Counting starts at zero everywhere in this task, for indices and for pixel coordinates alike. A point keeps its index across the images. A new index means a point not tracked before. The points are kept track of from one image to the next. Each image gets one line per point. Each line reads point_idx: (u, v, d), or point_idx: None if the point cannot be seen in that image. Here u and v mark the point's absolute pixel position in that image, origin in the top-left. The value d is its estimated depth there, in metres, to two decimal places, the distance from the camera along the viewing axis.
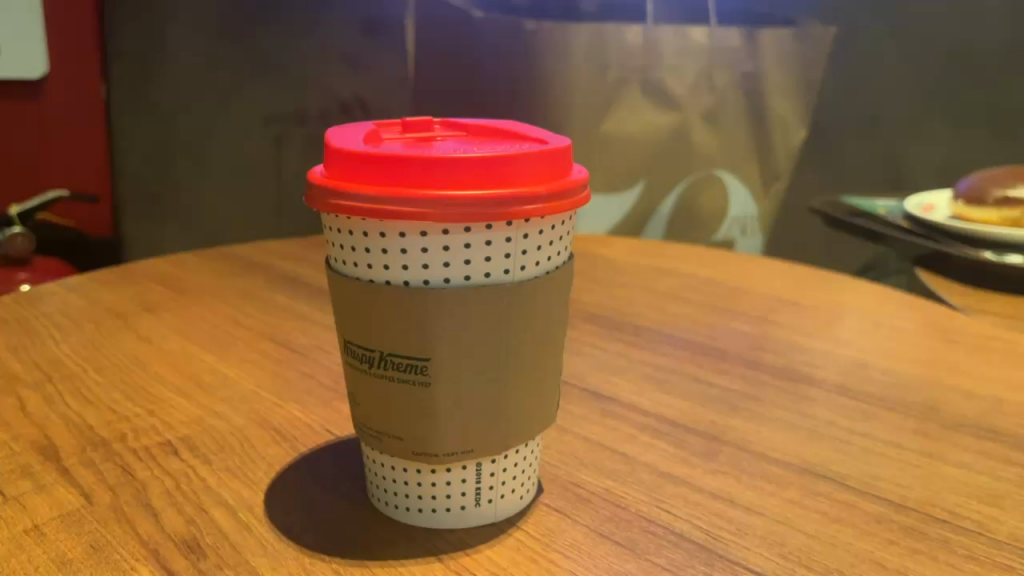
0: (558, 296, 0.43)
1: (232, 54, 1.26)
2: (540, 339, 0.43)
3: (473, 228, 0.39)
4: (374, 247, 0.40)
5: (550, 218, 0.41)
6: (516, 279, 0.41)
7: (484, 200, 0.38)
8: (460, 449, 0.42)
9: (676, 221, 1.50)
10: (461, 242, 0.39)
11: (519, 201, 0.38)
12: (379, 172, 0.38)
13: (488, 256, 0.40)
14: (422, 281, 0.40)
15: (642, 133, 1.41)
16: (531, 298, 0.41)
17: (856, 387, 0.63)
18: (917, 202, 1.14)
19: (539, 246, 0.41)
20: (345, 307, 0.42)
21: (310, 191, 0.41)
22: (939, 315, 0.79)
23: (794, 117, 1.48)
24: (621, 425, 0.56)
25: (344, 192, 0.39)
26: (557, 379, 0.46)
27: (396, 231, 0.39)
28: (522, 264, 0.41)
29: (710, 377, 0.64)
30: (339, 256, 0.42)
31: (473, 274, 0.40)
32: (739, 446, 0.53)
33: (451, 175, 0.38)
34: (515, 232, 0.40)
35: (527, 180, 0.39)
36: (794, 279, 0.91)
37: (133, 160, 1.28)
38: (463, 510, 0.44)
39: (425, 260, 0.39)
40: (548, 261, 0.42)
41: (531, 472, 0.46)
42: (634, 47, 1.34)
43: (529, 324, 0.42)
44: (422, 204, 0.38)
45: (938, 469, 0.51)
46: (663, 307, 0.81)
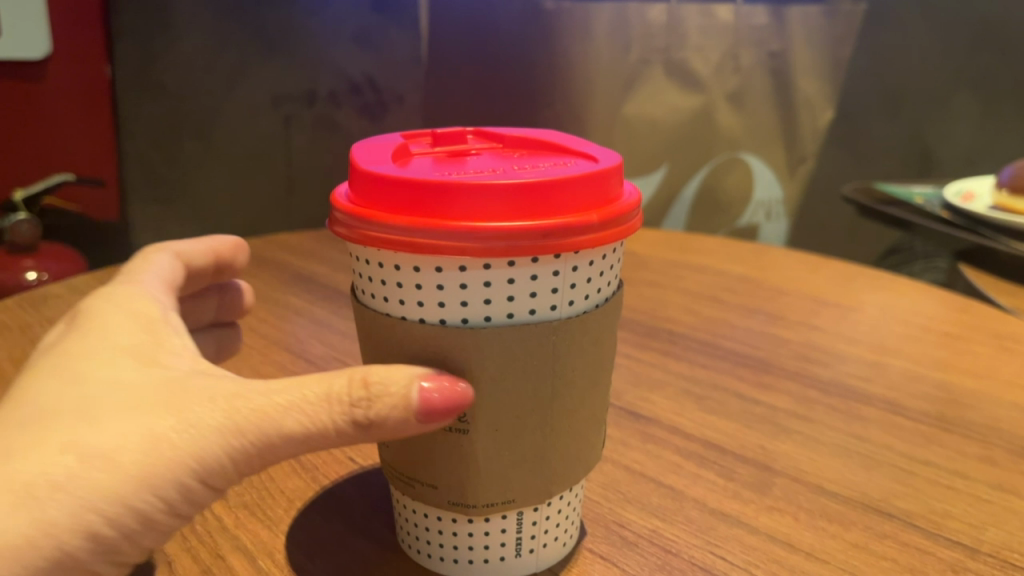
0: (608, 331, 0.39)
1: (241, 34, 1.20)
2: (590, 374, 0.39)
3: (517, 262, 0.35)
4: (407, 282, 0.36)
5: (599, 248, 0.37)
6: (564, 315, 0.37)
7: (532, 232, 0.34)
8: (501, 499, 0.39)
9: (699, 207, 1.44)
10: (504, 277, 0.35)
11: (568, 231, 0.34)
12: (412, 201, 0.34)
13: (534, 292, 0.36)
14: (460, 319, 0.36)
15: (665, 114, 1.34)
16: (580, 334, 0.37)
17: (912, 405, 0.59)
18: (956, 189, 1.10)
19: (587, 278, 0.37)
20: (375, 344, 0.38)
21: (336, 218, 0.37)
22: (990, 319, 0.74)
23: (820, 97, 1.44)
24: (664, 451, 0.52)
25: (373, 223, 0.35)
26: (603, 418, 0.42)
27: (432, 265, 0.35)
28: (571, 298, 0.37)
29: (754, 394, 0.60)
30: (366, 289, 0.38)
31: (517, 312, 0.36)
32: (793, 476, 0.50)
33: (494, 205, 0.34)
34: (562, 264, 0.36)
35: (575, 209, 0.35)
36: (833, 276, 0.86)
37: (140, 144, 1.18)
38: (503, 561, 0.41)
39: (464, 297, 0.35)
40: (597, 292, 0.38)
41: (574, 515, 0.43)
42: (656, 25, 1.27)
43: (578, 360, 0.38)
44: (462, 237, 0.33)
45: (1011, 506, 0.47)
46: (696, 310, 0.77)
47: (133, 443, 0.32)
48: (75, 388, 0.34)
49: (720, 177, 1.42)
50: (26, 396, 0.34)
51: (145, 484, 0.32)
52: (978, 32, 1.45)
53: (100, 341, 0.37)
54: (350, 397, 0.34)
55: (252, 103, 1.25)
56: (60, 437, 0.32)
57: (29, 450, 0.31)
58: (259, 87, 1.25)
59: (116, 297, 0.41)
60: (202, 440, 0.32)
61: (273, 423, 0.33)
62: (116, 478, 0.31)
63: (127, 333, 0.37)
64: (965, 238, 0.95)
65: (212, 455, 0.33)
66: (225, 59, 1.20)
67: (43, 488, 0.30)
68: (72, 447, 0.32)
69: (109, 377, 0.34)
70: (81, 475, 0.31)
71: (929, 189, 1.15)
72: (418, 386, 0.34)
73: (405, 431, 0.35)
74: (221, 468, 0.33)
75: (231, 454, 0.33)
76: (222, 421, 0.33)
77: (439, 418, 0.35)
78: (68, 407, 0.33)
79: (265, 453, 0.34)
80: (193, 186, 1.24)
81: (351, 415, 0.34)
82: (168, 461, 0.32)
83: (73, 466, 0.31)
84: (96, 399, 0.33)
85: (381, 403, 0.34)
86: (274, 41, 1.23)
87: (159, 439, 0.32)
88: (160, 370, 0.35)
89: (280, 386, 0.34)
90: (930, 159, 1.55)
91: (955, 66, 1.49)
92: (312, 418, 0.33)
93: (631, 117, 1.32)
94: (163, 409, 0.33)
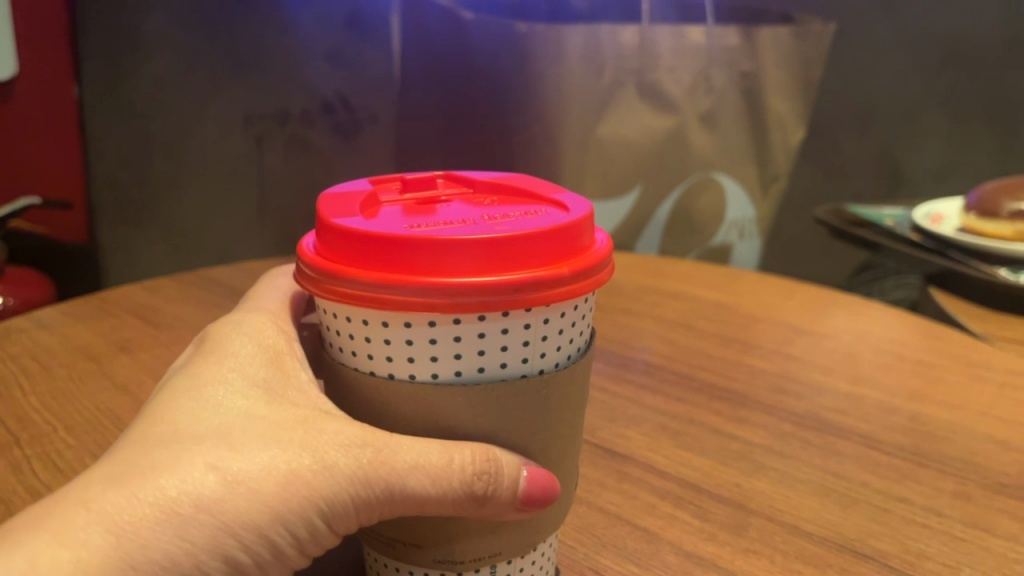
0: (579, 384, 0.38)
1: (213, 53, 1.19)
2: (564, 422, 0.38)
3: (488, 317, 0.34)
4: (375, 337, 0.35)
5: (571, 300, 0.36)
6: (535, 367, 0.36)
7: (501, 287, 0.33)
8: (488, 553, 0.38)
9: (672, 227, 1.40)
10: (473, 332, 0.34)
11: (539, 286, 0.33)
12: (378, 255, 0.34)
13: (504, 346, 0.35)
14: (430, 375, 0.35)
15: (639, 136, 1.28)
16: (555, 389, 0.37)
17: (885, 439, 0.59)
18: (925, 211, 1.11)
19: (560, 329, 0.36)
20: (348, 398, 0.37)
21: (304, 272, 0.36)
22: (959, 346, 0.75)
23: (793, 118, 1.41)
24: (641, 491, 0.52)
25: (340, 277, 0.34)
26: (581, 408, 0.40)
27: (400, 321, 0.34)
28: (542, 351, 0.36)
29: (730, 429, 0.60)
30: (335, 343, 0.38)
31: (487, 367, 0.35)
32: (769, 515, 0.50)
33: (461, 259, 0.33)
34: (534, 318, 0.35)
35: (546, 262, 0.34)
36: (805, 302, 0.87)
37: (109, 163, 1.18)
38: None
39: (433, 352, 0.34)
40: (570, 344, 0.37)
41: (549, 564, 0.42)
42: (629, 47, 1.21)
43: (554, 412, 0.37)
44: (430, 293, 0.32)
45: (985, 543, 0.47)
46: (671, 339, 0.77)
47: (267, 470, 0.33)
48: (214, 416, 0.35)
49: (693, 198, 1.38)
50: (167, 417, 0.35)
51: (276, 515, 0.32)
52: (945, 50, 1.47)
53: (238, 374, 0.38)
54: (480, 470, 0.34)
55: (220, 125, 1.24)
56: (200, 455, 0.33)
57: (168, 463, 0.32)
58: (230, 106, 1.23)
59: (250, 332, 0.42)
60: (334, 478, 0.33)
61: (401, 478, 0.34)
62: (250, 503, 0.32)
63: (260, 369, 0.39)
64: (935, 262, 0.95)
65: (341, 496, 0.33)
66: (194, 80, 1.19)
67: (180, 503, 0.31)
68: (211, 465, 0.32)
69: (246, 408, 0.36)
70: (219, 493, 0.32)
71: (901, 211, 1.17)
72: (522, 471, 0.36)
73: (503, 512, 0.36)
74: (348, 510, 0.34)
75: (359, 501, 0.34)
76: (354, 465, 0.33)
77: (534, 506, 0.36)
78: (205, 431, 0.34)
79: (387, 504, 0.34)
80: (160, 206, 1.24)
81: (472, 487, 0.34)
82: (300, 493, 0.33)
83: (211, 484, 0.32)
84: (230, 427, 0.34)
85: (497, 480, 0.35)
86: (245, 61, 1.21)
87: (293, 472, 0.33)
88: (293, 409, 0.36)
89: (420, 441, 0.35)
90: (899, 173, 1.55)
91: (924, 84, 1.49)
92: (436, 478, 0.34)
93: (604, 139, 1.25)
94: (296, 443, 0.34)
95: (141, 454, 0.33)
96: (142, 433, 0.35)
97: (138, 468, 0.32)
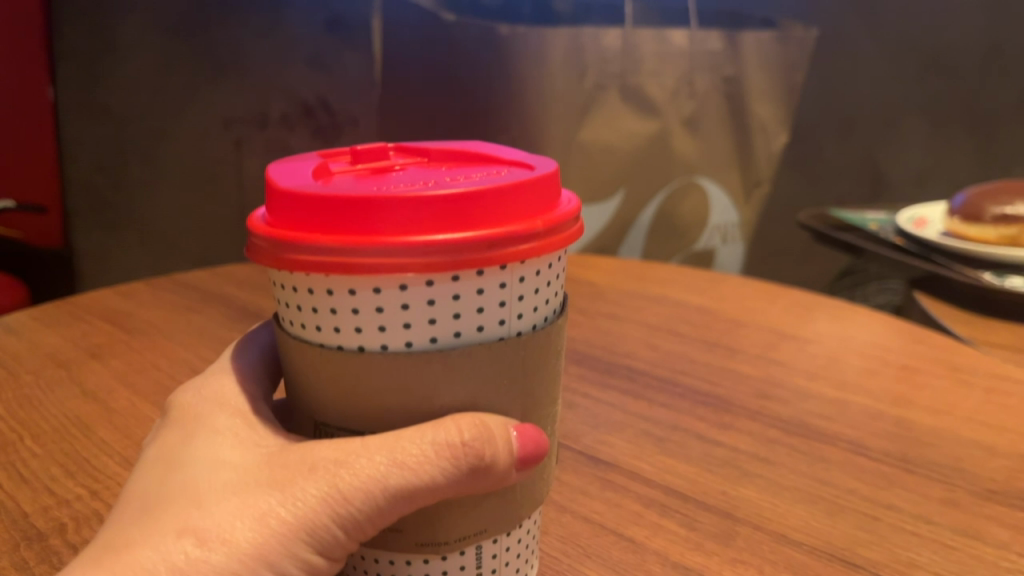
0: (555, 347, 0.37)
1: (189, 55, 1.19)
2: (544, 385, 0.37)
3: (462, 276, 0.32)
4: (340, 307, 0.33)
5: (545, 256, 0.35)
6: (512, 330, 0.34)
7: (475, 242, 0.31)
8: (473, 531, 0.36)
9: (653, 234, 1.39)
10: (449, 295, 0.32)
11: (514, 239, 0.32)
12: (337, 218, 0.31)
13: (481, 308, 0.33)
14: (404, 343, 0.33)
15: (622, 141, 1.27)
16: (535, 353, 0.35)
17: (872, 445, 0.59)
18: (909, 215, 1.11)
19: (535, 289, 0.35)
20: (309, 378, 0.35)
21: (254, 243, 0.34)
22: (944, 351, 0.75)
23: (776, 122, 1.41)
24: (625, 499, 0.51)
25: (298, 245, 0.31)
26: (555, 373, 0.39)
27: (368, 286, 0.32)
28: (518, 312, 0.34)
29: (715, 435, 0.59)
30: (294, 320, 0.35)
31: (463, 331, 0.33)
32: (756, 524, 0.48)
33: (428, 215, 0.31)
34: (509, 276, 0.33)
35: (518, 216, 0.33)
36: (788, 307, 0.86)
37: (89, 168, 1.22)
38: None
39: (405, 319, 0.32)
40: (545, 305, 0.36)
41: (534, 543, 0.41)
42: (611, 50, 1.19)
43: (534, 375, 0.36)
44: (400, 253, 0.30)
45: (976, 551, 0.46)
46: (655, 343, 0.76)
47: (239, 519, 0.32)
48: (183, 473, 0.35)
49: (676, 203, 1.38)
50: (141, 489, 0.35)
51: (261, 561, 0.32)
52: (927, 56, 1.44)
53: (203, 424, 0.38)
54: (469, 441, 0.33)
55: (196, 127, 1.22)
56: (172, 524, 0.33)
57: (141, 538, 0.32)
58: (212, 109, 1.22)
59: (210, 380, 0.41)
60: (310, 508, 0.32)
61: (383, 475, 0.32)
62: (229, 556, 0.32)
63: (227, 411, 0.38)
64: (920, 267, 0.95)
65: (323, 523, 0.32)
66: (173, 82, 1.20)
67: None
68: (184, 531, 0.32)
69: (213, 458, 0.35)
70: (194, 556, 0.31)
71: (884, 215, 1.17)
72: (510, 431, 0.34)
73: (501, 480, 0.34)
74: (333, 532, 0.33)
75: (343, 519, 0.32)
76: (327, 488, 0.32)
77: (527, 465, 0.35)
78: (175, 493, 0.34)
79: (376, 510, 0.33)
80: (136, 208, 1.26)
81: (463, 461, 0.33)
82: (280, 534, 0.32)
83: (187, 549, 0.32)
84: (197, 483, 0.34)
85: (489, 445, 0.33)
86: (223, 64, 1.19)
87: (267, 514, 0.32)
88: (260, 447, 0.36)
89: (393, 434, 0.33)
90: (881, 178, 1.53)
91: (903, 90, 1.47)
92: (418, 470, 0.32)
93: (586, 143, 1.24)
94: (265, 485, 0.33)
95: (117, 537, 0.33)
96: (118, 512, 0.35)
97: (112, 550, 0.32)
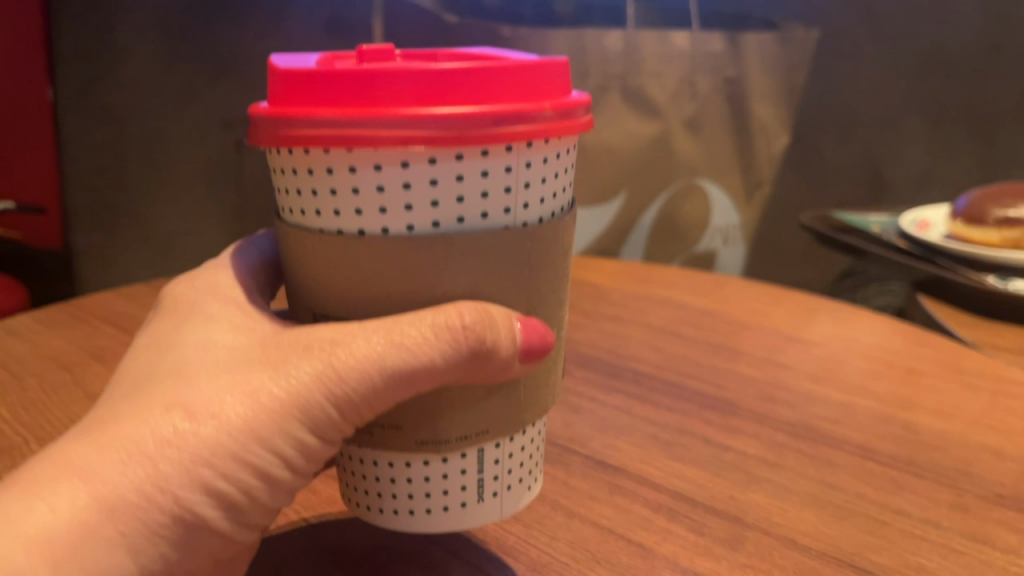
0: (563, 247, 0.39)
1: (189, 54, 1.16)
2: (551, 284, 0.38)
3: (466, 155, 0.33)
4: (341, 188, 0.34)
5: (554, 144, 0.36)
6: (520, 218, 0.36)
7: (480, 117, 0.32)
8: (474, 431, 0.38)
9: (655, 237, 1.40)
10: (451, 174, 0.34)
11: (520, 117, 0.33)
12: (341, 90, 0.32)
13: (485, 192, 0.35)
14: (405, 226, 0.34)
15: (623, 141, 1.30)
16: (542, 247, 0.37)
17: (880, 449, 0.58)
18: (912, 218, 1.11)
19: (543, 179, 0.36)
20: (311, 268, 0.37)
21: (256, 126, 0.35)
22: (949, 353, 0.75)
23: (777, 123, 1.42)
24: (633, 504, 0.51)
25: (302, 118, 0.33)
26: (564, 275, 0.40)
27: (369, 163, 0.33)
28: (525, 202, 0.36)
29: (722, 439, 0.59)
30: (295, 207, 0.37)
31: (467, 216, 0.35)
32: (765, 529, 0.48)
33: (430, 89, 0.32)
34: (515, 160, 0.35)
35: (526, 97, 0.34)
36: (793, 309, 0.86)
37: (87, 170, 1.18)
38: (465, 509, 0.40)
39: (407, 200, 0.34)
40: (553, 198, 0.37)
41: (534, 462, 0.43)
42: (613, 52, 1.22)
43: (539, 272, 0.37)
44: (405, 125, 0.32)
45: (985, 556, 0.46)
46: (661, 346, 0.76)
47: (229, 395, 0.33)
48: (175, 358, 0.36)
49: (678, 205, 1.39)
50: (134, 373, 0.37)
51: (250, 435, 0.33)
52: (926, 55, 1.41)
53: (196, 316, 0.39)
54: (470, 324, 0.34)
55: (196, 126, 1.21)
56: (161, 399, 0.34)
57: (130, 414, 0.34)
58: (211, 109, 1.20)
59: (204, 278, 0.42)
60: (303, 386, 0.33)
61: (379, 356, 0.33)
62: (218, 429, 0.33)
63: (220, 305, 0.40)
64: (923, 268, 0.95)
65: (316, 402, 0.34)
66: (171, 83, 1.17)
67: (147, 446, 0.32)
68: (172, 405, 0.33)
69: (204, 345, 0.37)
70: (182, 429, 0.33)
71: (886, 217, 1.17)
72: (516, 322, 0.36)
73: (504, 369, 0.36)
74: (325, 410, 0.34)
75: (337, 399, 0.34)
76: (322, 367, 0.33)
77: (532, 356, 0.37)
78: (166, 375, 0.35)
79: (372, 391, 0.34)
80: (136, 211, 1.23)
81: (466, 342, 0.34)
82: (270, 410, 0.33)
83: (175, 423, 0.33)
84: (189, 365, 0.35)
85: (492, 330, 0.34)
86: (224, 64, 1.17)
87: (256, 392, 0.33)
88: (251, 335, 0.37)
89: (393, 319, 0.34)
90: (881, 180, 1.49)
91: (904, 91, 1.44)
92: (418, 351, 0.33)
93: (587, 144, 1.28)
94: (254, 364, 0.34)
95: (107, 415, 0.34)
96: (109, 396, 0.36)
97: (103, 426, 0.33)
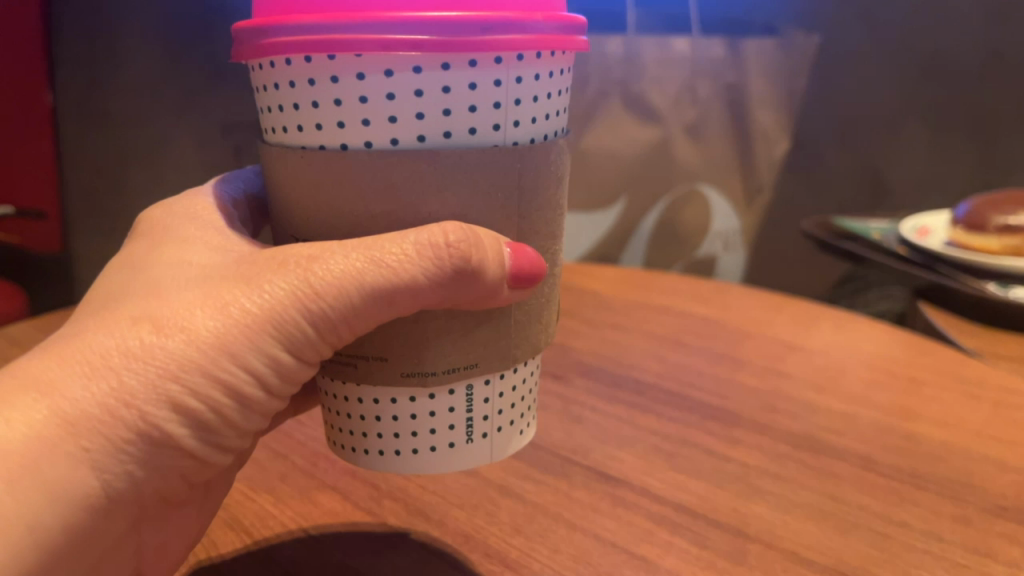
0: (557, 173, 0.40)
1: (190, 63, 1.16)
2: (541, 212, 0.40)
3: (452, 65, 0.35)
4: (324, 100, 0.36)
5: (543, 62, 0.37)
6: (509, 135, 0.37)
7: (467, 22, 0.33)
8: (461, 364, 0.40)
9: (654, 242, 1.41)
10: (438, 86, 0.35)
11: (507, 25, 0.34)
12: None
13: (473, 106, 0.36)
14: (389, 141, 0.36)
15: (625, 147, 1.30)
16: (533, 172, 0.38)
17: (882, 460, 0.58)
18: (913, 225, 1.11)
19: (533, 99, 0.38)
20: (295, 189, 0.38)
21: (246, 40, 0.37)
22: (951, 363, 0.74)
23: (777, 129, 1.42)
24: (635, 516, 0.51)
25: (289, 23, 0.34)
26: (558, 207, 0.42)
27: (353, 71, 0.35)
28: (514, 119, 0.37)
29: (725, 450, 0.59)
30: (281, 125, 0.38)
31: (454, 131, 0.36)
32: (768, 542, 0.48)
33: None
34: (505, 74, 0.36)
35: (517, 9, 0.35)
36: (794, 317, 0.86)
37: (86, 176, 1.18)
38: (453, 449, 0.43)
39: (392, 111, 0.35)
40: (542, 120, 0.39)
41: (525, 406, 0.46)
42: (614, 59, 1.22)
43: (529, 198, 0.38)
44: (390, 27, 0.33)
45: (988, 570, 0.46)
46: (662, 355, 0.76)
47: (199, 309, 0.35)
48: (150, 275, 0.38)
49: (679, 211, 1.40)
50: (109, 289, 0.38)
51: (221, 349, 0.35)
52: (927, 62, 1.41)
53: (171, 237, 0.40)
54: (452, 242, 0.35)
55: (194, 130, 1.21)
56: (131, 312, 0.35)
57: (99, 327, 0.35)
58: (212, 113, 1.20)
59: (183, 202, 0.44)
60: (279, 301, 0.35)
61: (358, 272, 0.35)
62: (188, 343, 0.34)
63: (197, 228, 0.41)
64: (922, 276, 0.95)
65: (291, 317, 0.35)
66: (170, 88, 1.17)
67: (111, 358, 0.34)
68: (140, 321, 0.35)
69: (179, 264, 0.38)
70: (151, 341, 0.34)
71: (887, 224, 1.17)
72: (504, 246, 0.37)
73: (493, 290, 0.37)
74: (299, 324, 0.35)
75: (313, 314, 0.35)
76: (297, 282, 0.35)
77: (520, 278, 0.38)
78: (139, 290, 0.37)
79: (350, 305, 0.35)
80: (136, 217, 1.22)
81: (450, 261, 0.35)
82: (243, 324, 0.35)
83: (142, 336, 0.34)
84: (162, 281, 0.37)
85: (476, 250, 0.35)
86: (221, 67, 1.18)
87: (226, 306, 0.35)
88: (225, 255, 0.38)
89: (372, 238, 0.35)
90: (880, 184, 1.50)
91: (904, 94, 1.43)
92: (398, 270, 0.35)
93: (589, 150, 1.29)
94: (225, 280, 0.36)
95: (78, 329, 0.36)
96: (82, 311, 0.38)
97: (74, 337, 0.35)
